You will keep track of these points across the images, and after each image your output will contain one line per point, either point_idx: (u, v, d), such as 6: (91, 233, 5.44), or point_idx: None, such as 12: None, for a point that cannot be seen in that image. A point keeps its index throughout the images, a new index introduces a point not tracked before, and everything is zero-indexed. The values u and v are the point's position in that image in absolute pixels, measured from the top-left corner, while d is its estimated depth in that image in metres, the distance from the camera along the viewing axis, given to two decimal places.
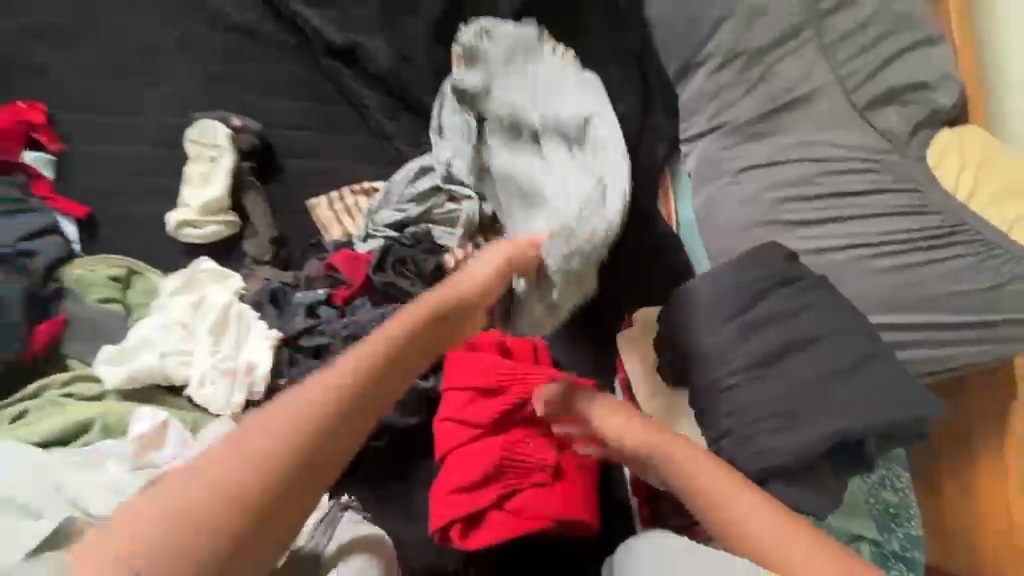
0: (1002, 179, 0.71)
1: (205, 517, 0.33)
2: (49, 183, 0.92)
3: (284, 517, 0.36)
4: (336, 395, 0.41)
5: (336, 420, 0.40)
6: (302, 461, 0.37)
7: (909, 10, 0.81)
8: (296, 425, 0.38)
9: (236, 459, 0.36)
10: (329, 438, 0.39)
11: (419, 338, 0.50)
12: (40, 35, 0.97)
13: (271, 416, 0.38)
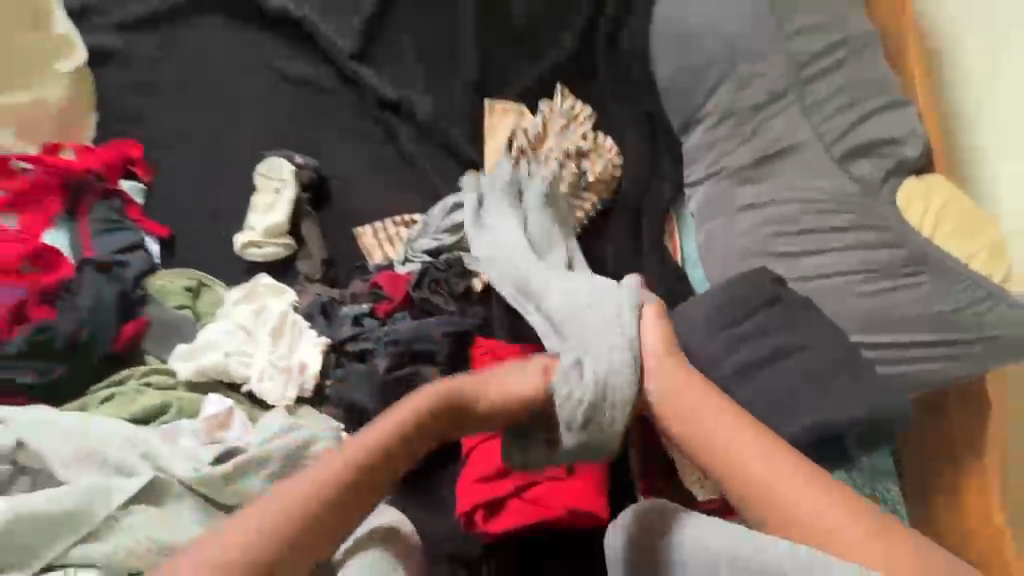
0: (959, 219, 0.84)
1: (266, 535, 0.48)
2: (140, 207, 1.07)
3: (321, 540, 0.50)
4: (366, 454, 0.55)
5: (364, 474, 0.55)
6: (334, 502, 0.52)
7: (878, 80, 0.95)
8: (315, 489, 0.52)
9: (295, 495, 0.51)
10: (358, 487, 0.54)
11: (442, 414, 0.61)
12: (137, 83, 1.14)
13: (321, 466, 0.54)
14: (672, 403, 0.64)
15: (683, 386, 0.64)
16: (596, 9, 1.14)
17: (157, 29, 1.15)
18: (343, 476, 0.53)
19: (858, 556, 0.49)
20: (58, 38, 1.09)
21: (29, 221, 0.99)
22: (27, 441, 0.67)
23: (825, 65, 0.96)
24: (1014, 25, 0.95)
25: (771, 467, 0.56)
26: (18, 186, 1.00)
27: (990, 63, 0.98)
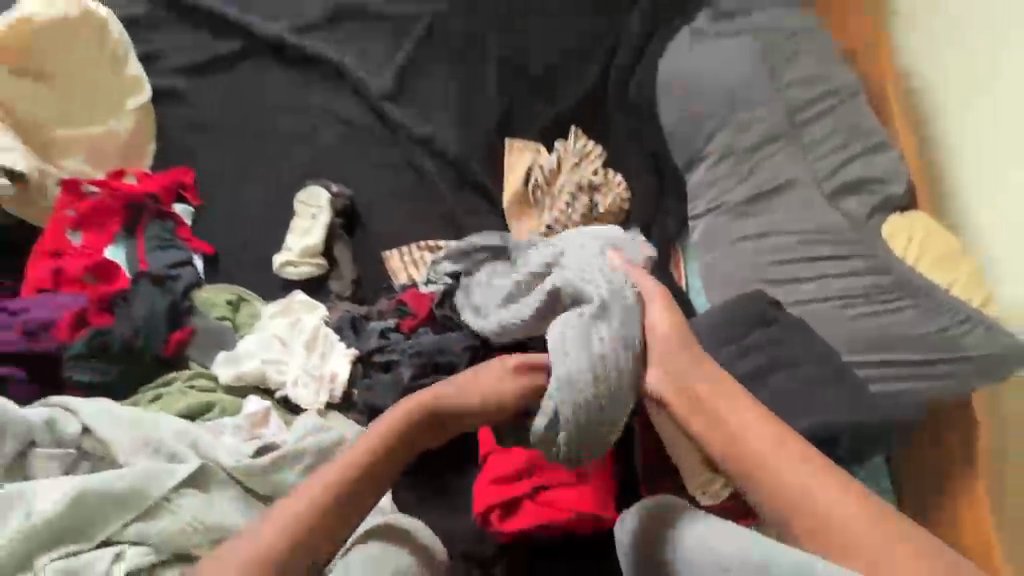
0: (939, 251, 0.92)
1: (293, 528, 0.61)
2: (190, 228, 1.16)
3: (335, 526, 0.64)
4: (369, 457, 0.69)
5: (367, 472, 0.68)
6: (342, 497, 0.65)
7: (865, 127, 1.05)
8: (325, 486, 0.65)
9: (310, 495, 0.64)
10: (363, 482, 0.67)
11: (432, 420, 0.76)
12: (189, 116, 1.25)
13: (332, 470, 0.67)
14: (692, 394, 0.69)
15: (708, 383, 0.69)
16: (608, 59, 1.26)
17: (211, 69, 1.27)
18: (348, 474, 0.66)
19: (859, 544, 0.55)
20: (132, 81, 1.19)
21: (91, 238, 1.08)
22: (91, 429, 0.74)
23: (815, 112, 1.06)
24: (1013, 25, 0.95)
25: (785, 460, 0.61)
26: (82, 205, 1.09)
27: (992, 62, 0.99)
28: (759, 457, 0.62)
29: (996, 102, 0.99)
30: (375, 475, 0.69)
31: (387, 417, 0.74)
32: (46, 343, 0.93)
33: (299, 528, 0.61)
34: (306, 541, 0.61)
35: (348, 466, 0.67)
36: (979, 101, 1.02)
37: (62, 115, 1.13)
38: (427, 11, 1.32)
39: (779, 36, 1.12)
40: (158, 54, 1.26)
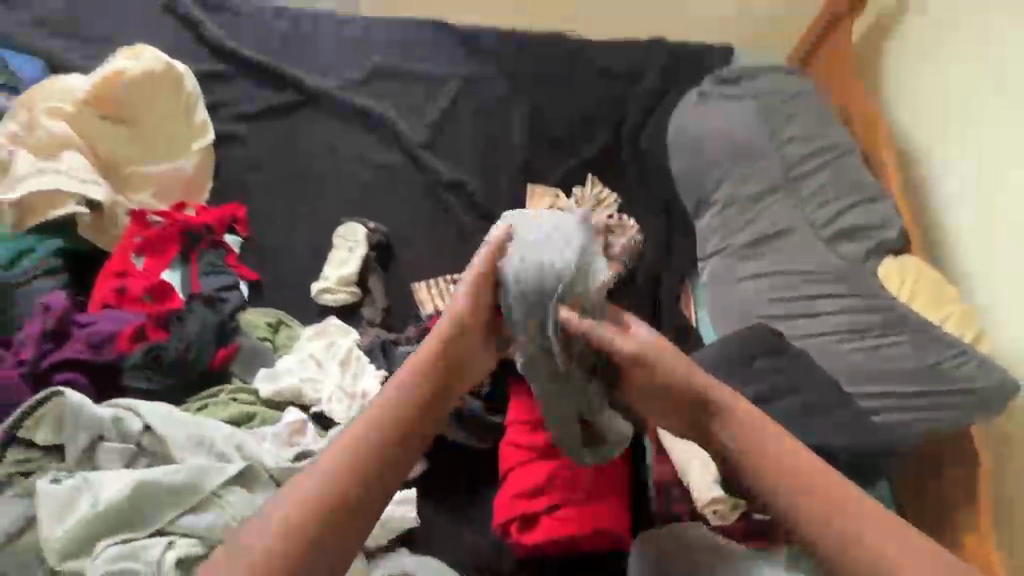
0: (931, 291, 0.99)
1: (284, 549, 0.57)
2: (238, 256, 1.27)
3: (332, 539, 0.59)
4: (351, 458, 0.63)
5: (354, 475, 0.62)
6: (332, 507, 0.60)
7: (857, 180, 1.15)
8: (313, 496, 0.60)
9: (295, 514, 0.59)
10: (352, 489, 0.61)
11: (418, 396, 0.69)
12: (241, 157, 1.38)
13: (314, 480, 0.61)
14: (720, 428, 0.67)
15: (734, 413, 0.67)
16: (621, 118, 1.40)
17: (266, 117, 1.41)
18: (341, 465, 0.62)
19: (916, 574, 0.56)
20: (199, 126, 1.34)
21: (151, 262, 1.18)
22: (152, 427, 0.81)
23: (812, 166, 1.17)
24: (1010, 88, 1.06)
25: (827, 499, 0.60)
26: (146, 232, 1.19)
27: (995, 110, 1.09)
28: (793, 493, 0.61)
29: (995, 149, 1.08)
30: (378, 460, 0.64)
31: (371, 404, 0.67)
32: (108, 355, 1.00)
33: (299, 531, 0.58)
34: (317, 540, 0.59)
35: (338, 459, 0.63)
36: (980, 146, 1.11)
37: (138, 154, 1.28)
38: (459, 71, 1.48)
39: (777, 99, 1.25)
40: (220, 105, 1.41)
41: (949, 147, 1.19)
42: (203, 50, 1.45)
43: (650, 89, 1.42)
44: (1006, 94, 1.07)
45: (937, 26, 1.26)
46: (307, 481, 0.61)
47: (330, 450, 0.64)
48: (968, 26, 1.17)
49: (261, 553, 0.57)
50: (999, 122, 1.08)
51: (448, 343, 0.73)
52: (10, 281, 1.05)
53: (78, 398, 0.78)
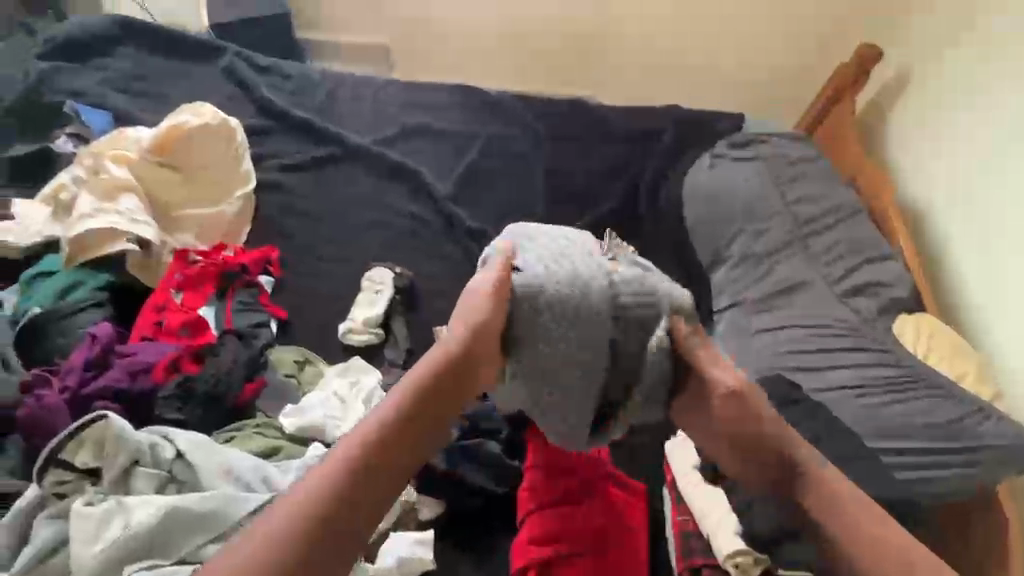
0: (946, 348, 1.02)
1: (292, 535, 0.57)
2: (270, 294, 1.32)
3: (337, 529, 0.60)
4: (364, 450, 0.65)
5: (365, 467, 0.64)
6: (340, 497, 0.61)
7: (867, 240, 1.19)
8: (324, 485, 0.61)
9: (307, 502, 0.60)
10: (361, 481, 0.63)
11: (429, 397, 0.72)
12: (280, 201, 1.46)
13: (328, 470, 0.63)
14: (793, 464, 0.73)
15: (809, 457, 0.74)
16: (639, 176, 1.48)
17: (306, 168, 1.51)
18: (349, 461, 0.63)
19: None
20: (243, 174, 1.43)
21: (190, 297, 1.23)
22: (184, 454, 0.84)
23: (823, 225, 1.22)
24: (1007, 155, 1.12)
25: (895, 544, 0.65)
26: (187, 269, 1.26)
27: (998, 169, 1.14)
28: (863, 531, 0.67)
29: (1004, 207, 1.12)
30: (383, 460, 0.65)
31: (385, 401, 0.70)
32: (143, 384, 1.04)
33: (304, 524, 0.58)
34: (322, 530, 0.59)
35: (349, 455, 0.64)
36: (991, 202, 1.15)
37: (188, 198, 1.38)
38: (486, 131, 1.59)
39: (785, 162, 1.32)
40: (264, 156, 1.52)
41: (954, 204, 1.25)
42: (253, 109, 1.58)
43: (665, 151, 1.51)
44: (1005, 158, 1.13)
45: (938, 98, 1.34)
46: (318, 475, 0.62)
47: (341, 447, 0.66)
48: (966, 98, 1.25)
49: (264, 542, 0.56)
50: (1003, 184, 1.12)
51: (458, 355, 0.76)
52: (57, 311, 1.12)
53: (121, 422, 0.81)
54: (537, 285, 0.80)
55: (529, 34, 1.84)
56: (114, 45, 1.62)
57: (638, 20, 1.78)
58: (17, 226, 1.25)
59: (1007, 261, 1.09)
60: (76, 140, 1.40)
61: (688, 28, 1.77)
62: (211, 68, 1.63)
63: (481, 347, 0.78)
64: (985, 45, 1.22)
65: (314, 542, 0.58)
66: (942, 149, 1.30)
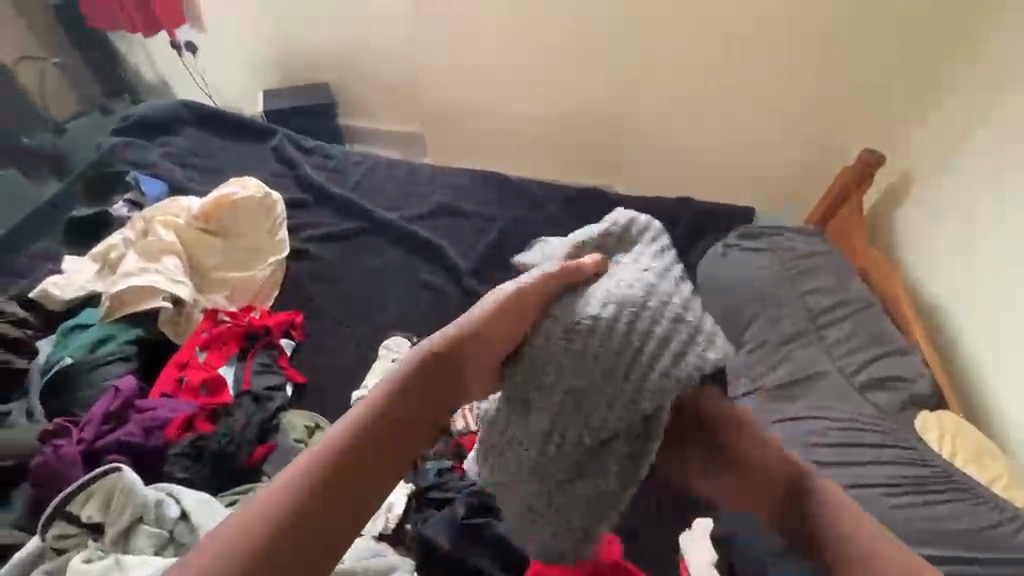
0: (975, 451, 0.99)
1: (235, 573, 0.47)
2: (288, 357, 1.34)
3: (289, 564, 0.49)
4: (321, 470, 0.54)
5: (323, 489, 0.53)
6: (293, 524, 0.50)
7: (881, 332, 1.20)
8: (274, 510, 0.51)
9: (253, 531, 0.49)
10: (318, 504, 0.52)
11: (400, 411, 0.61)
12: (309, 269, 1.53)
13: (276, 494, 0.52)
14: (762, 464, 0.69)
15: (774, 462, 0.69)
16: None
17: (337, 240, 1.60)
18: (299, 482, 0.53)
19: None
20: (277, 242, 1.52)
21: (212, 356, 1.26)
22: (189, 514, 0.84)
23: (835, 317, 1.23)
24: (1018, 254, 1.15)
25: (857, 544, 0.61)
26: (213, 328, 1.30)
27: (1008, 269, 1.17)
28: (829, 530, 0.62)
29: (1016, 303, 1.14)
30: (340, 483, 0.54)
31: (348, 415, 0.59)
32: (156, 440, 1.05)
33: (246, 549, 0.48)
34: (272, 561, 0.48)
35: (303, 472, 0.54)
36: (1008, 296, 1.16)
37: (225, 262, 1.47)
38: (508, 215, 1.68)
39: (797, 255, 1.36)
40: (298, 227, 1.61)
41: (962, 296, 1.28)
42: (294, 184, 1.71)
43: (678, 241, 1.57)
44: (1011, 258, 1.17)
45: (945, 197, 1.38)
46: (267, 493, 0.52)
47: (292, 467, 0.54)
48: (970, 198, 1.30)
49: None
50: (1011, 279, 1.16)
51: (434, 371, 0.64)
52: (87, 363, 1.17)
53: (132, 476, 0.84)
54: (622, 321, 0.68)
55: (550, 123, 1.91)
56: (178, 124, 1.80)
57: (654, 116, 1.81)
58: (63, 280, 1.32)
59: (1004, 348, 1.15)
60: (132, 206, 1.53)
61: (694, 106, 1.76)
62: (261, 148, 1.79)
63: (478, 364, 0.69)
64: (984, 152, 1.27)
65: (252, 566, 0.47)
66: (948, 246, 1.35)
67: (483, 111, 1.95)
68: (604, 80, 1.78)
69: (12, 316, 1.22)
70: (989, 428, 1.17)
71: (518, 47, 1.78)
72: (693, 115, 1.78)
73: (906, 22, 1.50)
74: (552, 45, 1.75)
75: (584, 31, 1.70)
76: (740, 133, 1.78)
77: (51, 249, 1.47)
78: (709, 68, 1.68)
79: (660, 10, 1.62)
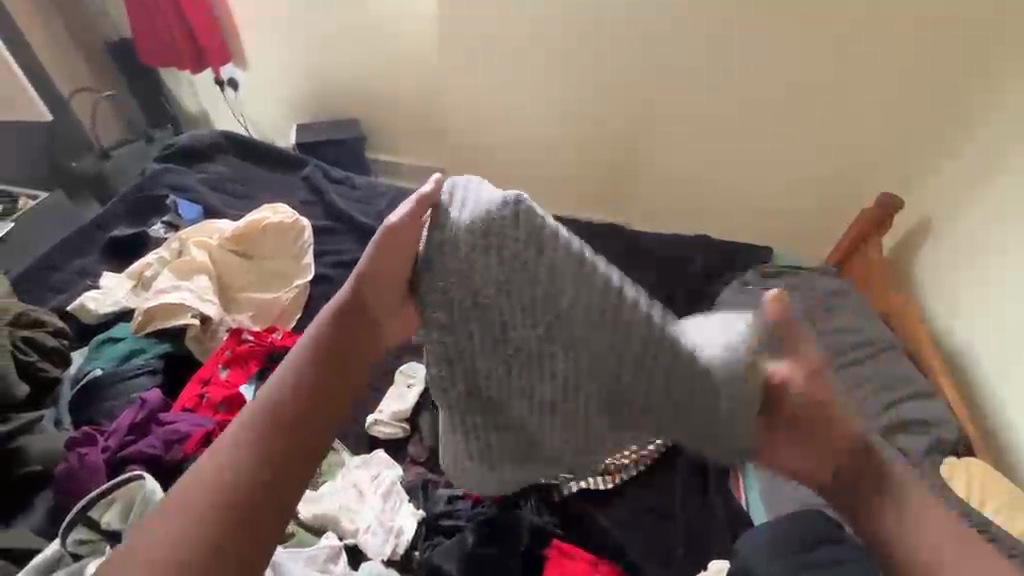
0: (1004, 497, 1.02)
1: (235, 494, 0.57)
2: None
3: (285, 479, 0.60)
4: (284, 405, 0.64)
5: (293, 423, 0.64)
6: (275, 450, 0.61)
7: (908, 375, 1.23)
8: (253, 441, 0.61)
9: (238, 459, 0.59)
10: (295, 431, 0.63)
11: (342, 353, 0.72)
12: (332, 295, 1.55)
13: (248, 431, 0.62)
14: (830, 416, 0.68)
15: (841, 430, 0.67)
16: (670, 296, 1.51)
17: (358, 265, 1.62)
18: (244, 445, 0.60)
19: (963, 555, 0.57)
20: (303, 266, 1.56)
21: (234, 373, 1.28)
22: None
23: (857, 358, 1.26)
24: None
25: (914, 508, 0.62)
26: (237, 347, 1.32)
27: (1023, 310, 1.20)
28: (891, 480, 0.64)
29: None
30: (290, 434, 0.63)
31: (291, 360, 0.68)
32: (175, 454, 1.07)
33: (217, 502, 0.57)
34: (268, 478, 0.59)
35: (243, 435, 0.61)
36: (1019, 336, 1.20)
37: (254, 283, 1.51)
38: None
39: (816, 294, 1.38)
40: (324, 252, 1.65)
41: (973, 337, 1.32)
42: (323, 214, 1.76)
43: (698, 275, 1.55)
44: None
45: (970, 233, 1.38)
46: (204, 467, 0.59)
47: (253, 407, 0.64)
48: (997, 236, 1.29)
49: (200, 498, 0.57)
50: None
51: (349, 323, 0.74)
52: (116, 374, 1.21)
53: (154, 485, 0.88)
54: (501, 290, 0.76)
55: (561, 147, 1.95)
56: (216, 152, 1.90)
57: (672, 122, 1.79)
58: (100, 295, 1.38)
59: (1006, 354, 1.23)
60: (168, 228, 1.61)
61: (707, 101, 1.73)
62: (293, 178, 1.86)
63: (375, 303, 0.77)
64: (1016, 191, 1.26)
65: (253, 481, 0.58)
66: (964, 288, 1.36)
67: (499, 138, 2.00)
68: (624, 116, 1.83)
69: (51, 326, 1.26)
70: (997, 438, 1.23)
71: (535, 64, 1.81)
72: (710, 149, 1.81)
73: (925, 39, 1.47)
74: (566, 68, 1.79)
75: (602, 33, 1.71)
76: (759, 171, 1.80)
77: (90, 265, 1.55)
78: (725, 97, 1.71)
79: (675, 36, 1.65)
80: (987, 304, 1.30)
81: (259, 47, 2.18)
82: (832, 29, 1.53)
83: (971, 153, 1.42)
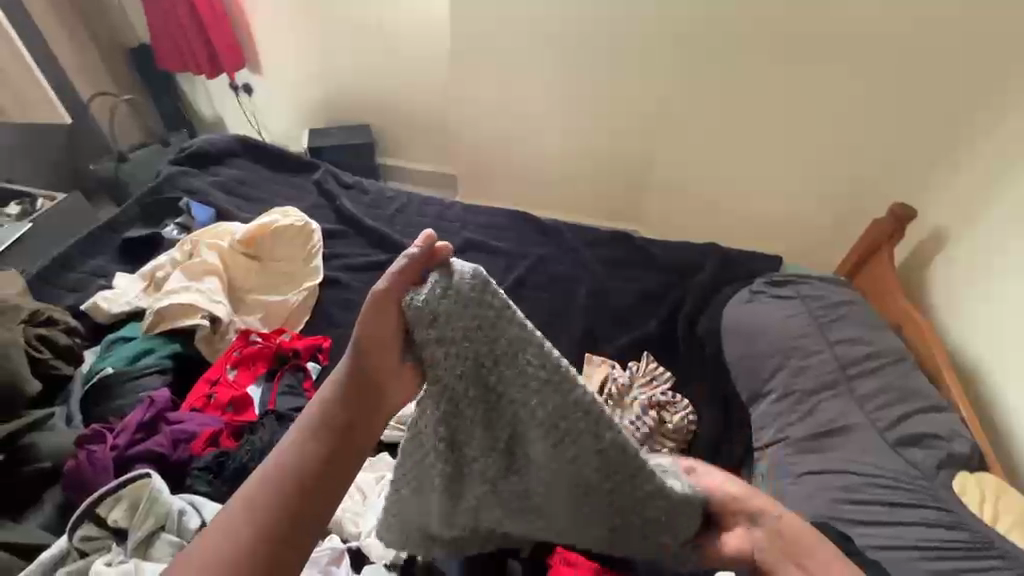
0: (1018, 514, 0.99)
1: (269, 526, 0.61)
2: (315, 380, 1.32)
3: (310, 518, 0.63)
4: (312, 447, 0.66)
5: (319, 466, 0.65)
6: (305, 488, 0.64)
7: (920, 386, 1.21)
8: (286, 477, 0.64)
9: (273, 491, 0.63)
10: (321, 474, 0.65)
11: (358, 404, 0.70)
12: (340, 297, 1.55)
13: (280, 468, 0.65)
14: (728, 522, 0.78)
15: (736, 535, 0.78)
16: (678, 302, 1.49)
17: (366, 269, 1.62)
18: (279, 473, 0.64)
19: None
20: (311, 269, 1.57)
21: (242, 374, 1.29)
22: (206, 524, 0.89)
23: (866, 368, 1.24)
24: None
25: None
26: (246, 347, 1.33)
27: None
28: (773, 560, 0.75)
29: None
30: (319, 474, 0.65)
31: (319, 402, 0.70)
32: (181, 454, 1.08)
33: (258, 516, 0.62)
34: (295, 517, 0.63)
35: (279, 461, 0.65)
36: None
37: (264, 286, 1.53)
38: (537, 252, 1.63)
39: (825, 302, 1.36)
40: (333, 256, 1.66)
41: (979, 347, 1.31)
42: (334, 218, 1.77)
43: (707, 282, 1.52)
44: None
45: (980, 243, 1.36)
46: (252, 486, 0.64)
47: (285, 445, 0.67)
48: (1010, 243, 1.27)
49: (239, 527, 0.61)
50: None
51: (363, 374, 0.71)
52: (124, 372, 1.23)
53: (159, 483, 0.89)
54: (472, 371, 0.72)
55: (570, 153, 1.95)
56: (228, 156, 1.93)
57: (677, 125, 1.78)
58: (112, 294, 1.40)
59: (1014, 356, 1.21)
60: (180, 229, 1.65)
61: (712, 106, 1.72)
62: (304, 181, 1.88)
63: (380, 365, 0.71)
64: None
65: (283, 518, 0.62)
66: (975, 296, 1.35)
67: (507, 145, 2.00)
68: (631, 119, 1.82)
69: (64, 325, 1.29)
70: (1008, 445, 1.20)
71: (538, 66, 1.81)
72: (719, 155, 1.79)
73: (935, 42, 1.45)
74: (573, 71, 1.78)
75: (603, 32, 1.69)
76: (768, 178, 1.79)
77: (104, 265, 1.57)
78: (734, 101, 1.69)
79: (682, 37, 1.64)
80: (997, 309, 1.28)
81: (268, 48, 2.19)
82: (840, 34, 1.52)
83: (984, 159, 1.41)
